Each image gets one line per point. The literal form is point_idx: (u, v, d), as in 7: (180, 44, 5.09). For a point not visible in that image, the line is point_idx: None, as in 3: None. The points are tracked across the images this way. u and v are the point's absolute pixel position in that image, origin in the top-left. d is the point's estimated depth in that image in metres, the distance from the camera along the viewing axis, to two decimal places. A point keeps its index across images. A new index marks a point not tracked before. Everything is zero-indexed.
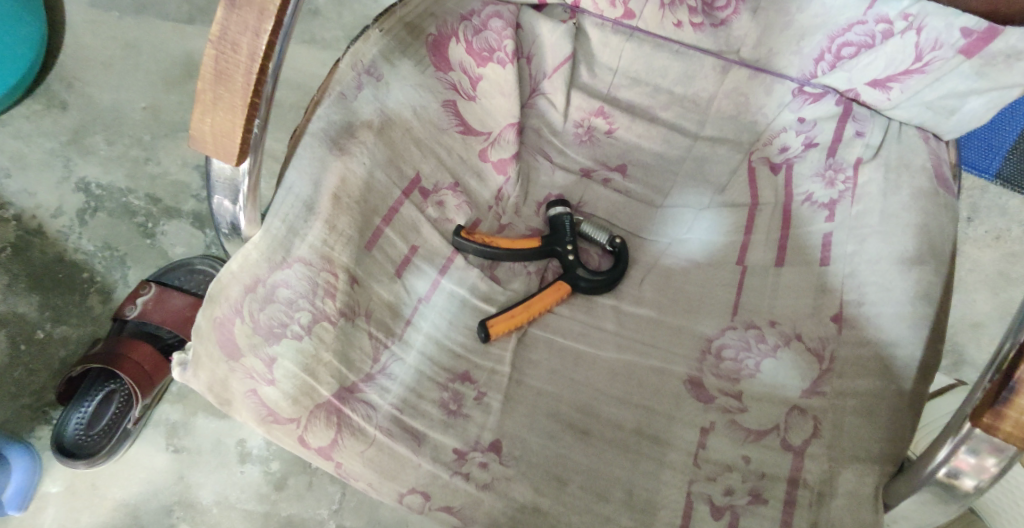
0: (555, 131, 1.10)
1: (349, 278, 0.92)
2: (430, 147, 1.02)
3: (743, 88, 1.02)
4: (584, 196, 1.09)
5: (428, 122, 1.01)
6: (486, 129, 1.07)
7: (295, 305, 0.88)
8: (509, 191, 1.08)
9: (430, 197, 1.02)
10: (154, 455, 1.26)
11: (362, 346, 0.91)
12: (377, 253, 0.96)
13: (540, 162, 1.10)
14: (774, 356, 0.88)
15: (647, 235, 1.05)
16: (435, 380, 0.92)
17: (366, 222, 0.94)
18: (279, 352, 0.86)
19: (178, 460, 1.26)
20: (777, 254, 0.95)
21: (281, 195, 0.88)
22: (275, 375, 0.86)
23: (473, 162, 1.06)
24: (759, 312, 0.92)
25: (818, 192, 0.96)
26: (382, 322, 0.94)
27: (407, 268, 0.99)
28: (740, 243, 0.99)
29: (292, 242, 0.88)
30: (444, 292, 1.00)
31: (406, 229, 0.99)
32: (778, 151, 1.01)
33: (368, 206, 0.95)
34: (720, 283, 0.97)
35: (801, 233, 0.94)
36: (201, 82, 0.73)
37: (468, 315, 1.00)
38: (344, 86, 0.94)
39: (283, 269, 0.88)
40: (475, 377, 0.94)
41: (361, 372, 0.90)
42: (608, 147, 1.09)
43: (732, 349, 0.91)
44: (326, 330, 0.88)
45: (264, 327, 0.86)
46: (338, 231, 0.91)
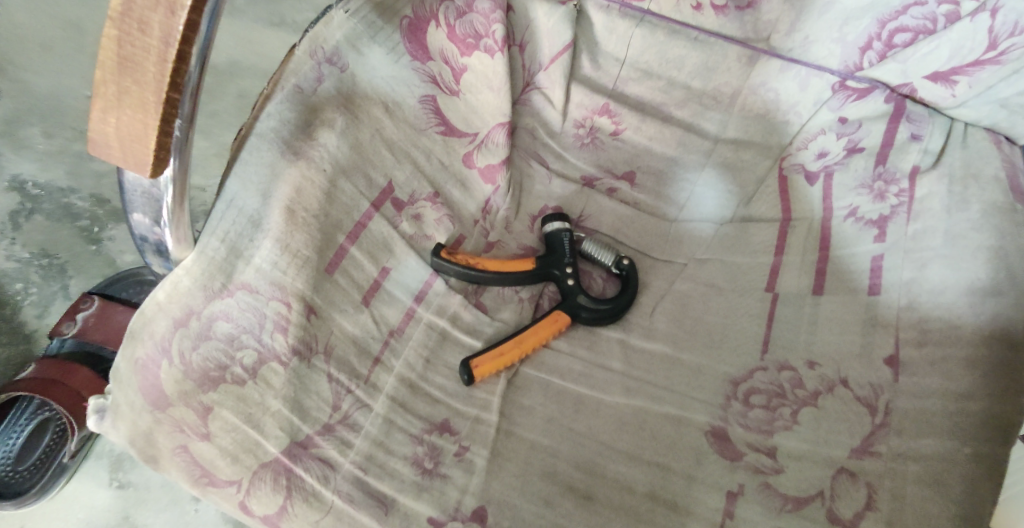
0: (552, 133, 0.96)
1: (305, 309, 0.77)
2: (405, 151, 0.87)
3: (770, 82, 0.86)
4: (586, 208, 0.95)
5: (402, 121, 0.86)
6: (471, 129, 0.91)
7: (238, 343, 0.73)
8: (498, 203, 0.94)
9: (405, 209, 0.87)
10: (93, 494, 1.08)
11: (320, 392, 0.76)
12: (339, 277, 0.81)
13: (535, 168, 0.96)
14: (815, 404, 0.74)
15: (659, 255, 0.91)
16: (407, 432, 0.77)
17: (328, 240, 0.80)
18: (217, 400, 0.71)
19: (121, 499, 1.08)
20: (815, 279, 0.80)
21: (222, 208, 0.73)
22: (211, 429, 0.71)
23: (455, 169, 0.92)
24: (794, 350, 0.78)
25: (865, 206, 0.80)
26: (345, 362, 0.79)
27: (377, 295, 0.83)
28: (770, 265, 0.84)
29: (234, 265, 0.74)
30: (419, 325, 0.85)
31: (376, 248, 0.84)
32: (815, 157, 0.85)
33: (329, 221, 0.80)
34: (747, 313, 0.82)
35: (844, 256, 0.79)
36: (101, 70, 0.57)
37: (448, 351, 0.84)
38: (302, 78, 0.79)
39: (222, 298, 0.73)
40: (455, 427, 0.78)
41: (318, 423, 0.74)
42: (613, 152, 0.94)
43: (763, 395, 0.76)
44: (274, 372, 0.74)
45: (197, 372, 0.71)
46: (292, 251, 0.76)
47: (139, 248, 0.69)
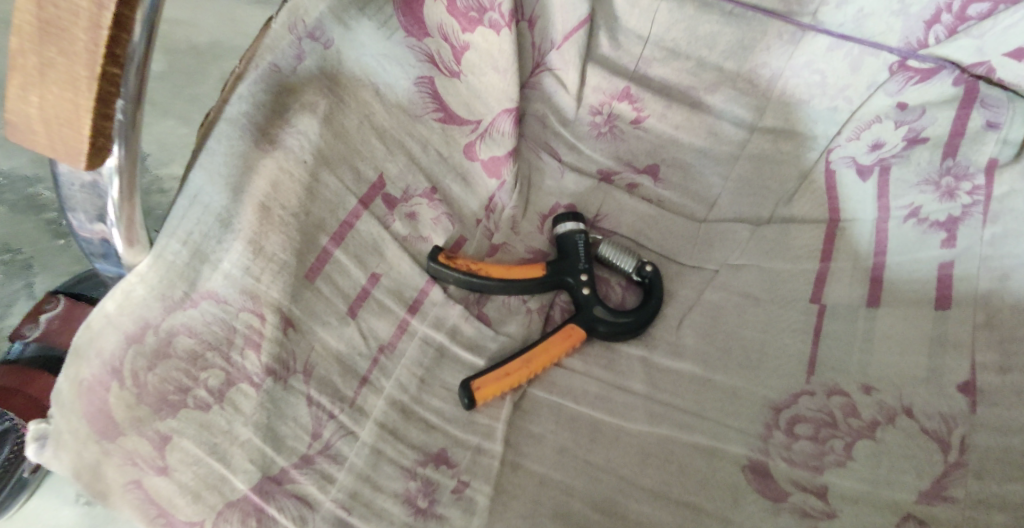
0: (565, 122, 0.85)
1: (281, 322, 0.66)
2: (397, 140, 0.77)
3: (818, 63, 0.74)
4: (604, 206, 0.85)
5: (395, 106, 0.76)
6: (474, 116, 0.81)
7: (202, 361, 0.63)
8: (502, 201, 0.84)
9: (398, 207, 0.77)
10: (58, 511, 0.96)
11: (297, 417, 0.65)
12: (322, 285, 0.70)
13: (546, 160, 0.87)
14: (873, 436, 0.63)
15: (686, 259, 0.81)
16: (398, 465, 0.67)
17: (308, 243, 0.69)
18: (176, 428, 0.61)
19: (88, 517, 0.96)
20: (870, 289, 0.70)
21: (184, 204, 0.63)
22: (169, 461, 0.60)
23: (455, 161, 0.81)
24: (848, 373, 0.67)
25: (930, 205, 0.69)
26: (327, 382, 0.68)
27: (364, 305, 0.72)
28: (815, 272, 0.74)
29: (199, 271, 0.63)
30: (413, 339, 0.74)
31: (364, 251, 0.73)
32: (868, 149, 0.74)
33: (311, 220, 0.70)
34: (789, 327, 0.72)
35: (905, 263, 0.69)
36: (17, 37, 0.46)
37: (446, 369, 0.74)
38: (278, 55, 0.68)
39: (184, 309, 0.62)
40: (453, 458, 0.68)
41: (294, 454, 0.64)
42: (634, 142, 0.83)
43: (810, 425, 0.66)
44: (245, 396, 0.64)
45: (153, 395, 0.60)
46: (266, 254, 0.66)
47: (85, 253, 0.59)
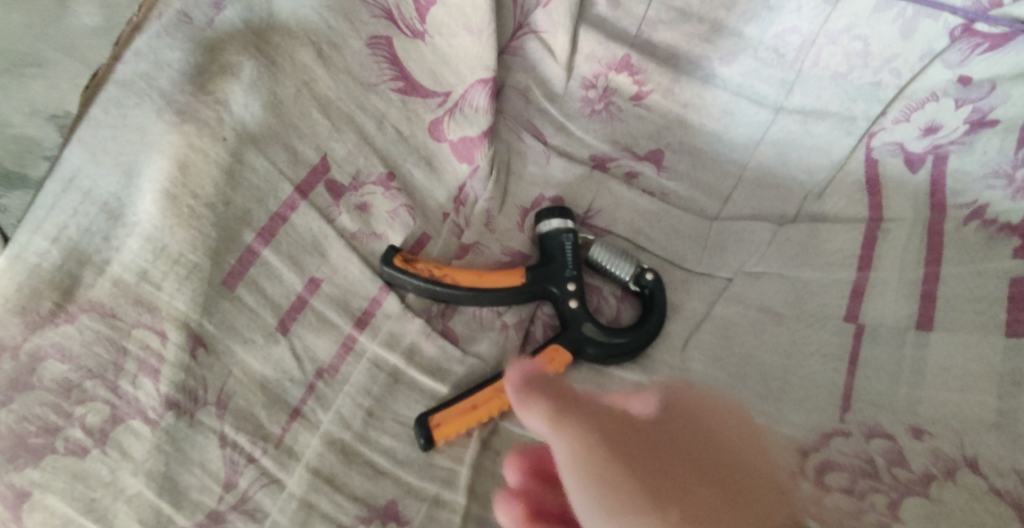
0: (553, 96, 0.72)
1: (189, 342, 0.52)
2: (346, 113, 0.62)
3: (860, 27, 0.60)
4: (598, 199, 0.71)
5: (342, 71, 0.61)
6: (442, 87, 0.67)
7: (78, 393, 0.48)
8: (476, 191, 0.70)
9: (346, 197, 0.63)
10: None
11: (205, 463, 0.51)
12: (244, 293, 0.56)
13: (528, 143, 0.72)
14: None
15: (693, 266, 0.69)
16: (334, 522, 0.53)
17: (228, 240, 0.55)
18: (39, 481, 0.45)
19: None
20: (921, 308, 0.56)
21: (57, 189, 0.49)
22: (27, 525, 0.45)
23: (418, 142, 0.67)
24: (893, 412, 0.53)
25: (1000, 204, 0.56)
26: (248, 416, 0.54)
27: (300, 318, 0.58)
28: (851, 283, 0.61)
29: (78, 277, 0.49)
30: (360, 362, 0.60)
31: (302, 251, 0.59)
32: (920, 133, 0.61)
33: (231, 211, 0.55)
34: (818, 351, 0.60)
35: (956, 276, 0.55)
36: None
37: (402, 398, 0.60)
38: (190, 1, 0.55)
39: (56, 326, 0.47)
40: (405, 513, 0.55)
41: (198, 511, 0.50)
42: (634, 123, 0.71)
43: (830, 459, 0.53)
44: (136, 437, 0.49)
45: (7, 439, 0.45)
46: (169, 254, 0.51)
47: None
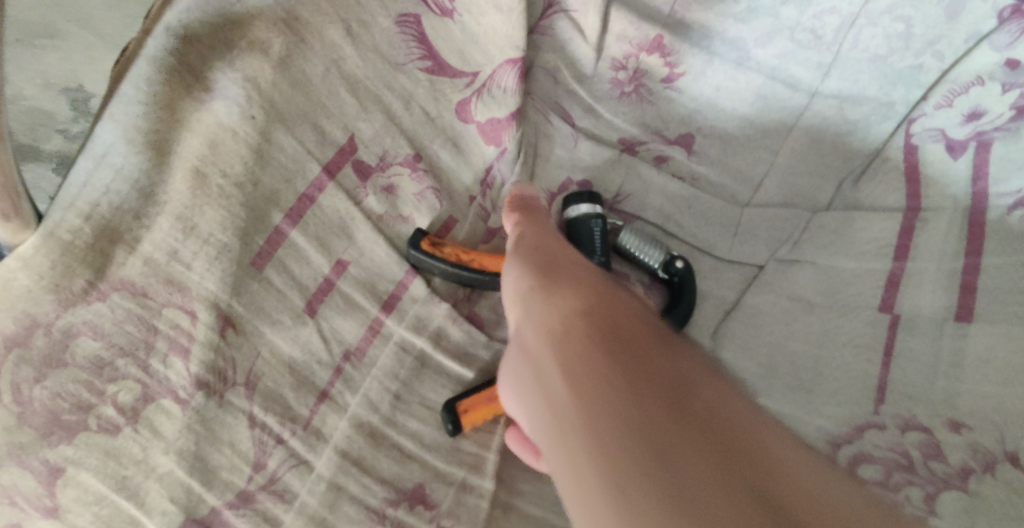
0: (581, 78, 0.71)
1: (219, 322, 0.52)
2: (373, 93, 0.61)
3: (902, 5, 0.60)
4: (627, 183, 0.70)
5: (370, 49, 0.61)
6: (470, 67, 0.66)
7: (111, 371, 0.47)
8: (503, 172, 0.69)
9: (373, 178, 0.62)
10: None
11: (235, 443, 0.51)
12: (273, 274, 0.55)
13: (556, 125, 0.71)
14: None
15: (724, 253, 0.68)
16: (362, 504, 0.54)
17: (257, 220, 0.55)
18: (72, 458, 0.46)
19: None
20: (960, 299, 0.55)
21: (89, 165, 0.48)
22: (60, 501, 0.45)
23: (445, 123, 0.66)
24: (929, 404, 0.53)
25: None
26: (276, 397, 0.54)
27: (327, 300, 0.58)
28: (886, 272, 0.60)
29: (110, 255, 0.48)
30: (387, 345, 0.60)
31: (330, 232, 0.59)
32: (962, 119, 0.59)
33: (260, 191, 0.55)
34: (851, 341, 0.59)
35: (993, 268, 0.54)
36: None
37: (429, 383, 0.61)
38: None
39: (88, 304, 0.47)
40: (433, 497, 0.56)
41: (229, 491, 0.50)
42: (664, 107, 0.70)
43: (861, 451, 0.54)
44: (167, 416, 0.49)
45: (40, 415, 0.45)
46: (199, 234, 0.51)
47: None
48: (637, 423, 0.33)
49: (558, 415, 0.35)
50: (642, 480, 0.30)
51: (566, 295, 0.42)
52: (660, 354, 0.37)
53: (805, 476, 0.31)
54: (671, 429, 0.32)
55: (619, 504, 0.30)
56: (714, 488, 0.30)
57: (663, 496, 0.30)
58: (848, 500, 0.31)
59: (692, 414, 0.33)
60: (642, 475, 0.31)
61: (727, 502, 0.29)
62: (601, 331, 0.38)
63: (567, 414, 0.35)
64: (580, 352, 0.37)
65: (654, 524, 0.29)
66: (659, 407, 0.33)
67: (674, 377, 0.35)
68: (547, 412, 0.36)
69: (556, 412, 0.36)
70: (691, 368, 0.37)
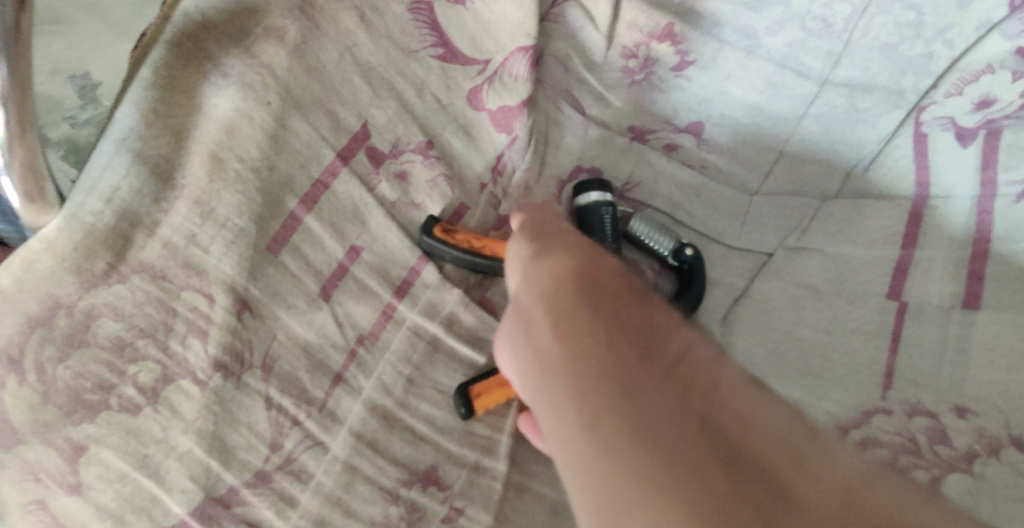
0: (592, 65, 0.72)
1: (236, 305, 0.53)
2: (386, 80, 0.62)
3: None
4: (637, 172, 0.71)
5: (384, 36, 0.61)
6: (481, 55, 0.67)
7: (131, 351, 0.48)
8: (514, 160, 0.70)
9: (386, 165, 0.63)
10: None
11: (252, 423, 0.52)
12: (288, 259, 0.56)
13: (567, 113, 0.72)
14: (824, 495, 0.28)
15: (733, 240, 0.68)
16: (375, 484, 0.55)
17: (274, 205, 0.56)
18: (94, 436, 0.46)
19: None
20: (968, 286, 0.56)
21: (111, 151, 0.48)
22: (83, 478, 0.46)
23: (457, 111, 0.67)
24: (936, 389, 0.54)
25: None
26: (292, 380, 0.55)
27: (342, 285, 0.59)
28: (894, 260, 0.60)
29: (130, 238, 0.49)
30: (400, 330, 0.61)
31: (344, 218, 0.60)
32: (973, 107, 0.59)
33: (276, 177, 0.56)
34: (859, 328, 0.60)
35: (999, 255, 0.55)
36: None
37: (440, 367, 0.62)
38: None
39: (108, 286, 0.48)
40: (445, 479, 0.57)
41: (246, 470, 0.51)
42: (673, 95, 0.70)
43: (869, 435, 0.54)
44: (186, 396, 0.50)
45: (64, 394, 0.46)
46: (216, 217, 0.52)
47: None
48: (611, 367, 0.33)
49: (537, 360, 0.36)
50: (616, 421, 0.31)
51: (556, 254, 0.43)
52: (643, 309, 0.37)
53: (775, 422, 0.32)
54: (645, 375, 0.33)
55: (592, 444, 0.31)
56: (680, 425, 0.31)
57: (634, 437, 0.30)
58: (824, 450, 0.31)
59: (668, 360, 0.34)
60: (615, 416, 0.31)
61: (691, 442, 0.30)
62: (586, 286, 0.39)
63: (548, 359, 0.36)
64: (566, 304, 0.38)
65: (620, 461, 0.30)
66: (634, 353, 0.34)
67: (656, 332, 0.36)
68: (533, 362, 0.37)
69: (541, 362, 0.37)
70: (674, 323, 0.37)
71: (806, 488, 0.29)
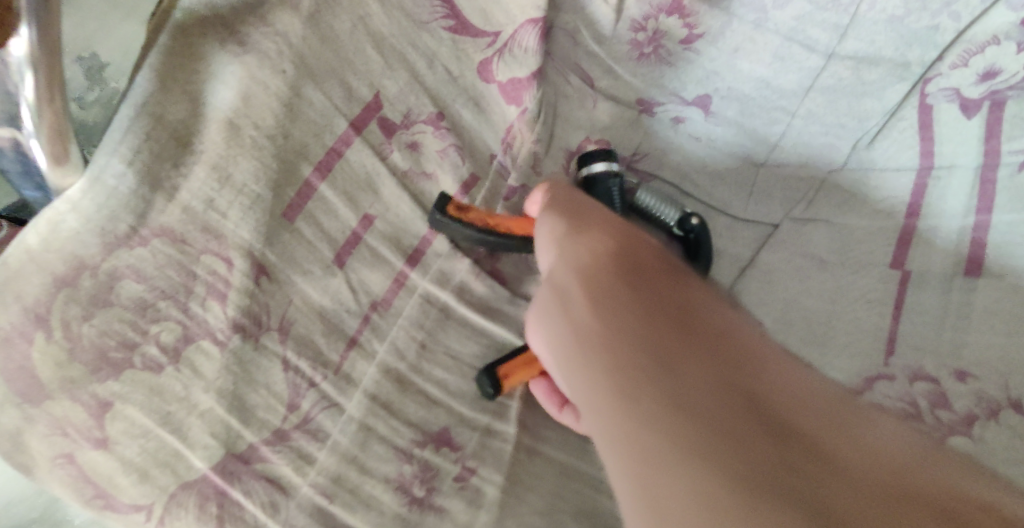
0: (600, 38, 0.72)
1: (253, 269, 0.54)
2: (398, 51, 0.63)
3: None
4: (645, 143, 0.73)
5: (396, 7, 0.62)
6: (491, 27, 0.68)
7: (153, 311, 0.50)
8: (523, 132, 0.71)
9: (398, 135, 0.64)
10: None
11: (270, 384, 0.53)
12: (303, 226, 0.57)
13: (575, 86, 0.73)
14: (856, 455, 0.30)
15: (739, 213, 0.69)
16: (389, 444, 0.56)
17: (288, 173, 0.56)
18: (119, 393, 0.48)
19: (46, 495, 0.69)
20: (969, 254, 0.57)
21: (129, 114, 0.49)
22: (109, 433, 0.48)
23: (467, 83, 0.68)
24: (937, 354, 0.55)
25: None
26: (308, 343, 0.56)
27: (355, 253, 0.60)
28: (897, 231, 0.61)
29: (151, 202, 0.50)
30: (412, 297, 0.63)
31: (357, 187, 0.61)
32: (977, 78, 0.60)
33: (291, 145, 0.56)
34: (862, 296, 0.61)
35: (1001, 224, 0.57)
36: None
37: (451, 333, 0.64)
38: None
39: (131, 248, 0.49)
40: (457, 440, 0.59)
41: (265, 429, 0.52)
42: (682, 68, 0.71)
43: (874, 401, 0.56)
44: (207, 356, 0.51)
45: (89, 352, 0.47)
46: (234, 183, 0.53)
47: (8, 179, 0.47)
48: (651, 340, 0.35)
49: (576, 334, 0.38)
50: (651, 387, 0.33)
51: (590, 241, 0.44)
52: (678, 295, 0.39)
53: (807, 398, 0.33)
54: (682, 348, 0.35)
55: (626, 406, 0.32)
56: (714, 392, 0.32)
57: (669, 400, 0.32)
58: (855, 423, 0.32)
59: (704, 339, 0.36)
60: (649, 382, 0.33)
61: (726, 408, 0.31)
62: (623, 270, 0.41)
63: (584, 332, 0.38)
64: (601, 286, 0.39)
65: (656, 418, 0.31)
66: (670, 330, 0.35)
67: (688, 314, 0.38)
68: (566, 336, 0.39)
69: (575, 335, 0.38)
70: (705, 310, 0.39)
71: (850, 447, 0.30)
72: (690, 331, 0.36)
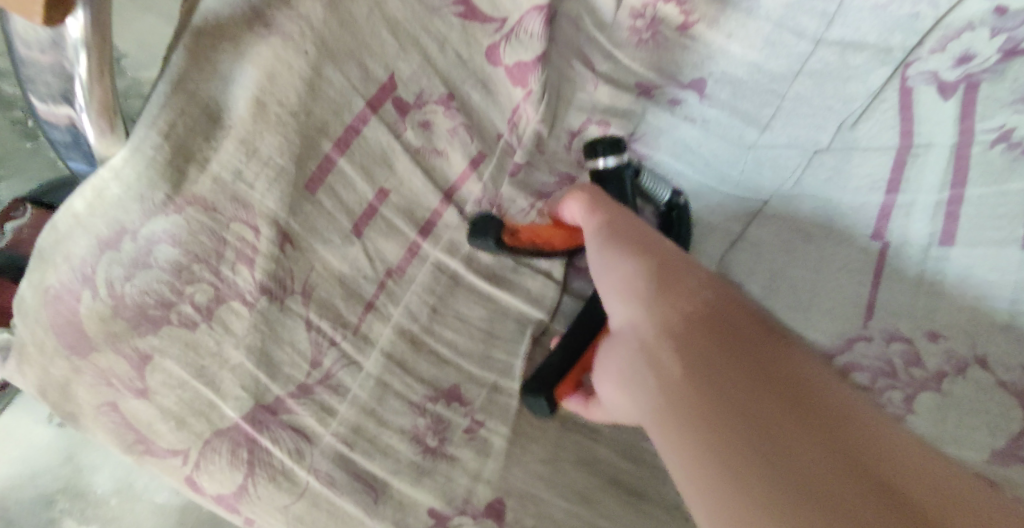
0: (602, 25, 0.76)
1: (276, 236, 0.58)
2: (411, 35, 0.66)
3: None
4: (641, 126, 0.78)
5: None
6: (499, 13, 0.71)
7: (188, 274, 0.53)
8: (528, 113, 0.75)
9: (411, 114, 0.68)
10: (31, 486, 0.86)
11: (295, 343, 0.58)
12: (324, 198, 0.61)
13: (578, 70, 0.77)
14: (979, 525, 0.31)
15: (730, 189, 0.77)
16: (404, 399, 0.61)
17: (308, 147, 0.60)
18: (157, 347, 0.52)
19: (70, 466, 0.87)
20: (944, 226, 0.60)
21: (166, 91, 0.53)
22: (150, 384, 0.52)
23: (476, 66, 0.72)
24: (911, 317, 0.60)
25: None
26: (329, 305, 0.61)
27: (372, 224, 0.64)
28: (879, 205, 0.65)
29: (185, 173, 0.54)
30: (424, 265, 0.68)
31: (372, 162, 0.65)
32: (954, 62, 0.64)
33: (311, 122, 0.60)
34: (843, 267, 0.65)
35: (977, 195, 0.59)
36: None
37: (461, 298, 0.68)
38: None
39: (166, 214, 0.52)
40: (466, 396, 0.64)
41: (290, 383, 0.57)
42: (678, 53, 0.74)
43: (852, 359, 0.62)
44: (237, 316, 0.55)
45: (131, 309, 0.51)
46: (260, 156, 0.57)
47: (58, 149, 0.53)
48: (759, 417, 0.35)
49: (672, 399, 0.38)
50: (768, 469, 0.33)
51: (663, 292, 0.44)
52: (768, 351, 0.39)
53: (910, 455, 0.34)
54: (789, 425, 0.35)
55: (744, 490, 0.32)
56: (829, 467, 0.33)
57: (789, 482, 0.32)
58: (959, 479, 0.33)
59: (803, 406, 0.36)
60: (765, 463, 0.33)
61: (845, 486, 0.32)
62: (707, 329, 0.41)
63: (681, 403, 0.37)
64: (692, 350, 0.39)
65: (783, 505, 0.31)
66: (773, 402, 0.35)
67: (788, 382, 0.38)
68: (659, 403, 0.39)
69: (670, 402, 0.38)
70: (795, 362, 0.39)
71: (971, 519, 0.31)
72: (784, 391, 0.37)
